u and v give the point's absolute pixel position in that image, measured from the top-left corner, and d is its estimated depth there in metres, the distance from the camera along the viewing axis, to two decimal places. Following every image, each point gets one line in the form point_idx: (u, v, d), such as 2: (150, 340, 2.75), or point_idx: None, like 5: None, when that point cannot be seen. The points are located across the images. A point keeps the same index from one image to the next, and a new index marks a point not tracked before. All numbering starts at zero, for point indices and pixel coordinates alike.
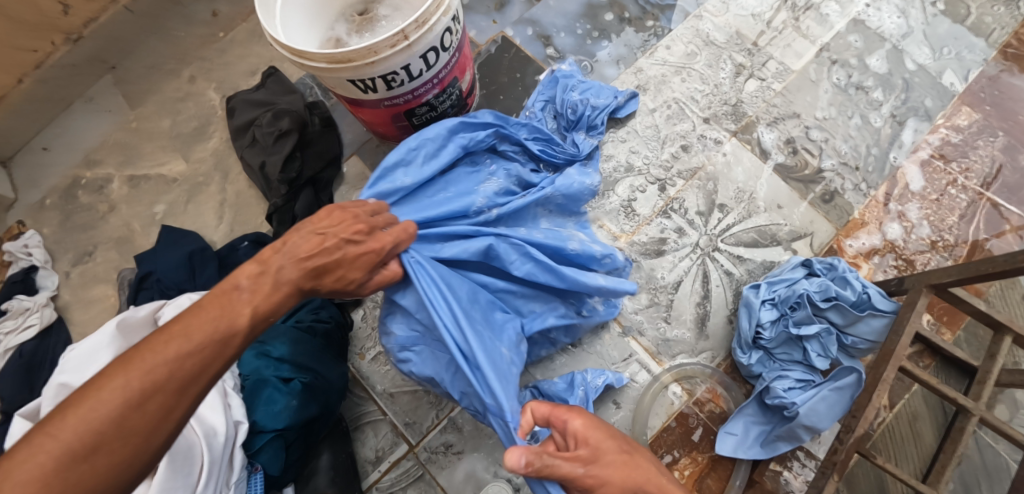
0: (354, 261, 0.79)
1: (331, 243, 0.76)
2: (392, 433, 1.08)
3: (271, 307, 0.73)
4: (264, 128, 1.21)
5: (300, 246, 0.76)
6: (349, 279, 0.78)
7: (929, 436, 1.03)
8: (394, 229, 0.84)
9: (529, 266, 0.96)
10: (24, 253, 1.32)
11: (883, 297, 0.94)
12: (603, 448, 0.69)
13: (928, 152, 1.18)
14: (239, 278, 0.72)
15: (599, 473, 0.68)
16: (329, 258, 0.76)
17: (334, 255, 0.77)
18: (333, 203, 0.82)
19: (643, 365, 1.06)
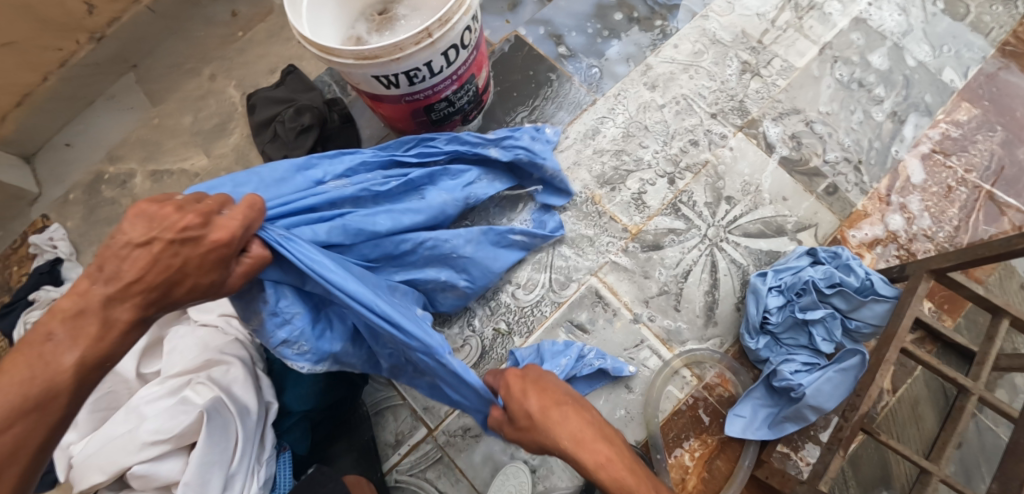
0: (199, 264, 0.70)
1: (159, 255, 0.67)
2: (411, 418, 1.12)
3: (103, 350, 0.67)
4: (286, 123, 1.24)
5: (125, 268, 0.67)
6: (205, 283, 0.71)
7: (931, 419, 1.06)
8: (234, 209, 0.73)
9: (391, 221, 0.99)
10: (50, 246, 1.36)
11: (885, 283, 0.99)
12: (517, 414, 0.82)
13: (928, 146, 1.22)
14: (52, 326, 0.65)
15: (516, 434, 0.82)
16: (166, 273, 0.68)
17: (176, 266, 0.68)
18: (151, 198, 0.71)
19: (654, 351, 1.10)
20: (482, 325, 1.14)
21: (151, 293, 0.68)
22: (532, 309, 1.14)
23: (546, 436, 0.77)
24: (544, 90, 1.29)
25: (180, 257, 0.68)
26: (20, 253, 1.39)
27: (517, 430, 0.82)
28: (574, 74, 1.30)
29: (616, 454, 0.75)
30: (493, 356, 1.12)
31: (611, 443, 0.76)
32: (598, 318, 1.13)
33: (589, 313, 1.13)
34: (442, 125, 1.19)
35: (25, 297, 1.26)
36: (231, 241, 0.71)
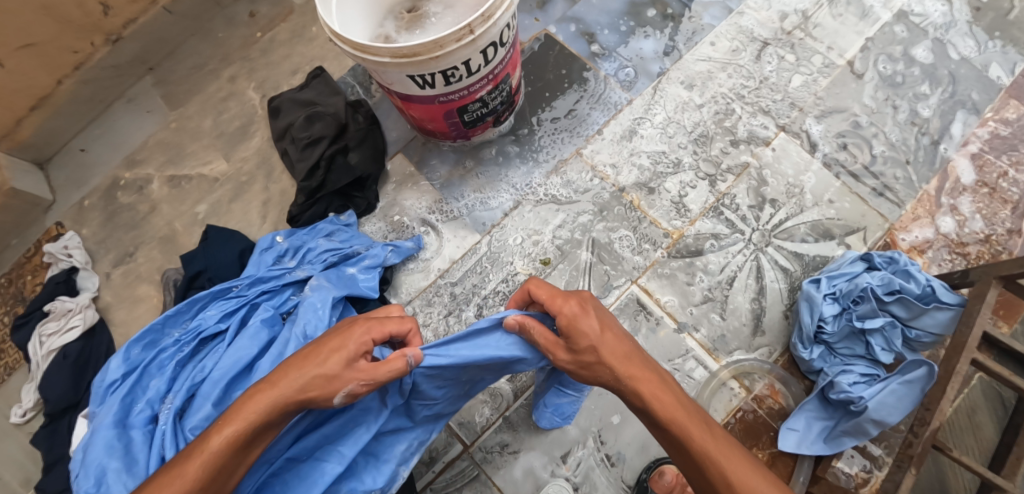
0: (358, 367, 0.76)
1: (343, 350, 0.76)
2: (446, 433, 1.07)
3: (251, 426, 0.73)
4: (297, 133, 1.22)
5: (324, 354, 0.76)
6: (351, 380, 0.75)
7: (990, 429, 1.01)
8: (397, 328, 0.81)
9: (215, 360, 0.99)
10: (65, 255, 1.32)
11: (948, 290, 0.94)
12: (578, 344, 0.76)
13: (977, 145, 1.17)
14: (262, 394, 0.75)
15: (567, 361, 0.78)
16: (337, 369, 0.75)
17: (327, 350, 0.76)
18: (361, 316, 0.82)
19: (700, 362, 1.05)
20: None
21: (319, 375, 0.75)
22: None
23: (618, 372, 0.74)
24: (577, 89, 1.25)
25: (327, 345, 0.76)
26: (34, 261, 1.36)
27: (574, 359, 0.77)
28: (608, 74, 1.26)
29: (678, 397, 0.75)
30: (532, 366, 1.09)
31: (667, 384, 0.75)
32: (641, 327, 1.09)
33: (631, 322, 1.09)
34: (474, 127, 1.15)
35: (40, 308, 1.24)
36: (369, 327, 0.78)
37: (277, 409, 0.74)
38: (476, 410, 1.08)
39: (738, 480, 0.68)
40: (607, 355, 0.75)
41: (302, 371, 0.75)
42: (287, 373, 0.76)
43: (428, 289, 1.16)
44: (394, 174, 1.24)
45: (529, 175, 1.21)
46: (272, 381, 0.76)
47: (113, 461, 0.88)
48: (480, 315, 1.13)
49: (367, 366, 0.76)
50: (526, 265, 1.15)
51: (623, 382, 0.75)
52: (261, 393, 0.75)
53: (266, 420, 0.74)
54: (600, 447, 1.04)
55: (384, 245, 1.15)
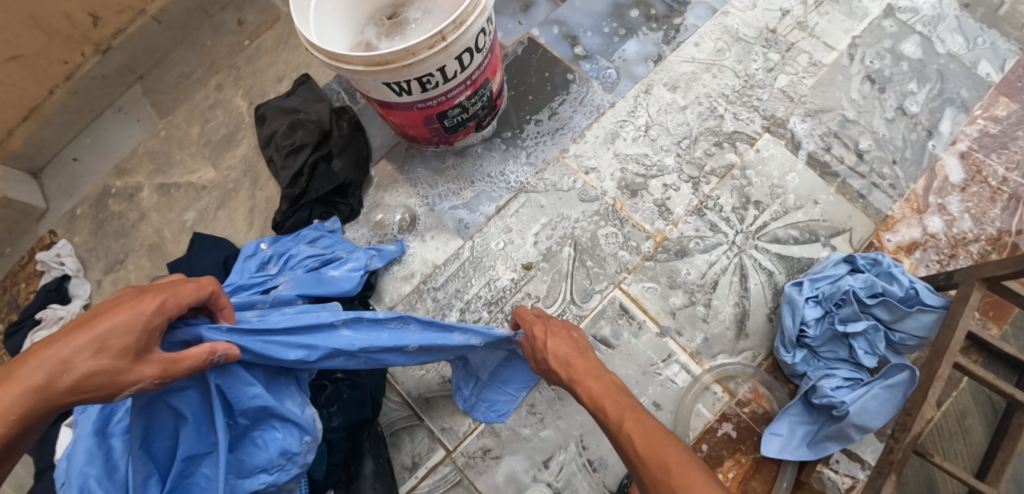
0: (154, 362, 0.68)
1: (135, 344, 0.67)
2: (428, 439, 1.07)
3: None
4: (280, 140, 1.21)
5: (107, 346, 0.65)
6: (142, 379, 0.67)
7: (980, 433, 0.99)
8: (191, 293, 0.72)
9: None
10: (57, 263, 1.33)
11: (932, 292, 0.92)
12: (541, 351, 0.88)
13: (966, 144, 1.15)
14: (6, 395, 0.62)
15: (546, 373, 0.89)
16: (122, 365, 0.66)
17: (102, 341, 0.65)
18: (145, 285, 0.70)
19: (683, 366, 1.05)
20: None
21: (97, 372, 0.65)
22: None
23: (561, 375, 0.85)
24: (560, 92, 1.25)
25: (104, 335, 0.65)
26: (27, 270, 1.36)
27: (544, 370, 0.89)
28: (590, 76, 1.25)
29: (608, 385, 0.81)
30: None
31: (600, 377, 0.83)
32: (622, 332, 1.08)
33: (613, 327, 1.08)
34: (455, 132, 1.15)
35: (33, 315, 1.25)
36: (163, 307, 0.69)
37: (37, 410, 0.63)
38: (458, 416, 1.08)
39: (643, 452, 0.72)
40: (549, 358, 0.86)
41: (62, 355, 0.64)
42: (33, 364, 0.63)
43: (411, 295, 1.16)
44: (377, 179, 1.24)
45: (513, 180, 1.20)
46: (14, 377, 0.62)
47: (91, 471, 0.75)
48: (462, 321, 1.13)
49: (160, 358, 0.69)
50: (508, 270, 1.15)
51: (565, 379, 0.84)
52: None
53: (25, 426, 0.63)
54: (582, 452, 1.04)
55: (366, 250, 1.15)
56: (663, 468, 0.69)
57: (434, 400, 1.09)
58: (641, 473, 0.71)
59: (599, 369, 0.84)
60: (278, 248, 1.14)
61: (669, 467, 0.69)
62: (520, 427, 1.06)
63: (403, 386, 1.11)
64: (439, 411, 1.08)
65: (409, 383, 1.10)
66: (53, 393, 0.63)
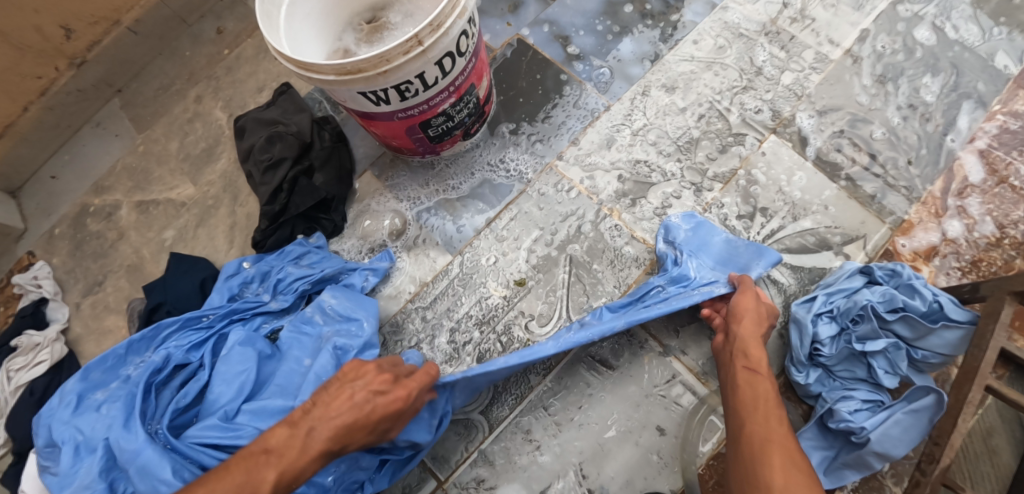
0: (383, 411, 0.84)
1: (397, 406, 0.85)
2: (419, 468, 1.01)
3: (296, 470, 0.77)
4: (257, 154, 1.13)
5: (372, 409, 0.83)
6: (380, 419, 0.84)
7: (1008, 454, 0.92)
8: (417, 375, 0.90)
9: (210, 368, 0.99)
10: (33, 286, 1.26)
11: (956, 306, 0.86)
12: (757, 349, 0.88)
13: (985, 141, 1.08)
14: (270, 441, 0.79)
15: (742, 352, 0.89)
16: (377, 418, 0.83)
17: (373, 422, 0.83)
18: (387, 365, 0.90)
19: (687, 387, 1.00)
20: None
21: (358, 422, 0.82)
22: None
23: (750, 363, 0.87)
24: (552, 97, 1.18)
25: (375, 407, 0.83)
26: (4, 293, 1.29)
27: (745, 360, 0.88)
28: (583, 78, 1.19)
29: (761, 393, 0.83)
30: (508, 397, 1.02)
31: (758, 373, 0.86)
32: (623, 352, 1.03)
33: (613, 347, 1.03)
34: (441, 141, 1.08)
35: (8, 343, 1.17)
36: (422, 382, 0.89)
37: (325, 449, 0.80)
38: (451, 444, 1.01)
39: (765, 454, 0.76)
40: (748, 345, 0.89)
41: (336, 420, 0.81)
42: (323, 410, 0.82)
43: (398, 315, 1.09)
44: (361, 192, 1.18)
45: (513, 173, 1.15)
46: (316, 424, 0.81)
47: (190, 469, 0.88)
48: (452, 342, 1.06)
49: (397, 423, 0.87)
50: (500, 287, 1.08)
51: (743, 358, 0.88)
52: (304, 438, 0.79)
53: (300, 472, 0.78)
54: (582, 481, 0.97)
55: (362, 270, 1.10)
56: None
57: None
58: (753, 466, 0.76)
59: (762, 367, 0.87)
60: (276, 259, 1.11)
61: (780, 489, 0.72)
62: (515, 455, 0.99)
63: None
64: None
65: None
66: (337, 450, 0.81)
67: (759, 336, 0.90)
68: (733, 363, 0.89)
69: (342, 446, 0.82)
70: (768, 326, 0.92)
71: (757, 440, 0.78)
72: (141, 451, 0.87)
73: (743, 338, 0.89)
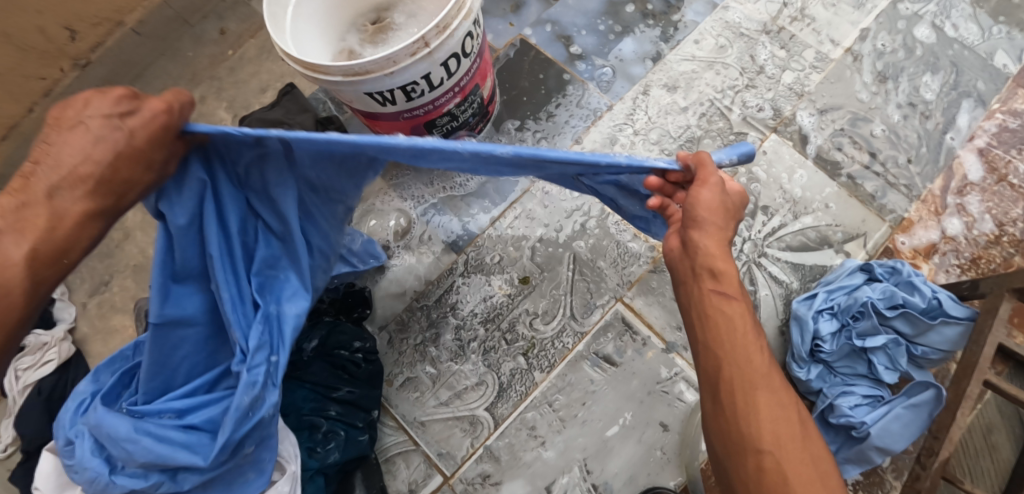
0: (150, 140, 0.56)
1: (165, 138, 0.57)
2: (424, 464, 1.02)
3: (58, 242, 0.55)
4: None
5: (120, 142, 0.55)
6: (149, 165, 0.57)
7: (1008, 449, 0.93)
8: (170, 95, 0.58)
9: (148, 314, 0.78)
10: None
11: (956, 303, 0.87)
12: (717, 255, 0.63)
13: (984, 140, 1.09)
14: None
15: (711, 264, 0.63)
16: (137, 153, 0.56)
17: (140, 152, 0.56)
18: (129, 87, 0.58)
19: (689, 383, 1.01)
20: (498, 362, 1.05)
21: (108, 166, 0.55)
22: (552, 342, 1.05)
23: (726, 285, 0.63)
24: (555, 96, 1.19)
25: (129, 141, 0.55)
26: None
27: (716, 279, 0.63)
28: (585, 77, 1.19)
29: (736, 320, 0.63)
30: (512, 394, 1.03)
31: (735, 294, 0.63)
32: (626, 349, 1.04)
33: (616, 343, 1.04)
34: (445, 141, 1.09)
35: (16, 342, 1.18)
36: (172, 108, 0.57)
37: (87, 210, 0.55)
38: (456, 440, 1.02)
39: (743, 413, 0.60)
40: (710, 255, 0.64)
41: (72, 167, 0.55)
42: (55, 159, 0.54)
43: (403, 313, 1.10)
44: (366, 192, 1.19)
45: None
46: (56, 181, 0.54)
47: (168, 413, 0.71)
48: (458, 340, 1.07)
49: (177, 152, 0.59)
50: (504, 285, 1.09)
51: (705, 278, 0.64)
52: (46, 203, 0.54)
53: (67, 239, 0.55)
54: (586, 476, 0.98)
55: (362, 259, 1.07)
56: (760, 469, 0.59)
57: (430, 424, 1.04)
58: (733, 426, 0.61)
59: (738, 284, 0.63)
60: None
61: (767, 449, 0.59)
62: (520, 451, 1.00)
63: (398, 409, 1.05)
64: (435, 435, 1.03)
65: (403, 406, 1.05)
66: (112, 205, 0.57)
67: (726, 241, 0.65)
68: (699, 283, 0.65)
69: (116, 200, 0.57)
70: (735, 217, 0.67)
71: (739, 389, 0.61)
72: (102, 422, 0.67)
73: (706, 251, 0.64)
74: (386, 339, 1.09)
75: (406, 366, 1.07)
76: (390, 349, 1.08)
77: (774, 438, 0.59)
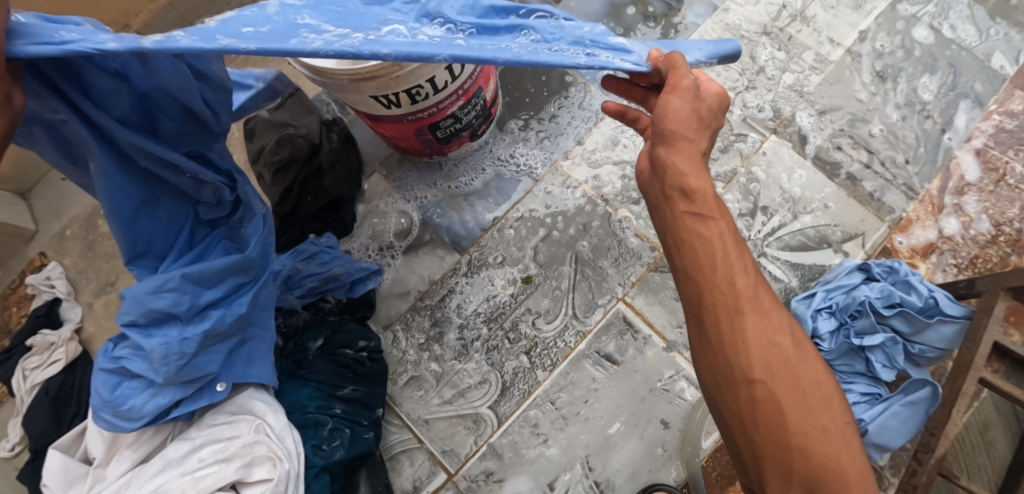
0: None
1: None
2: (429, 462, 1.03)
3: None
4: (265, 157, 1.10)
5: None
6: None
7: (1004, 445, 0.95)
8: None
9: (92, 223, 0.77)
10: (47, 286, 1.27)
11: (953, 302, 0.88)
12: (689, 174, 0.64)
13: (982, 140, 1.10)
14: None
15: (676, 182, 0.64)
16: None
17: None
18: None
19: (691, 382, 1.02)
20: (501, 360, 1.07)
21: None
22: (555, 341, 1.07)
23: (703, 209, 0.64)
24: (558, 97, 1.20)
25: None
26: (17, 294, 1.30)
27: (689, 202, 0.64)
28: (587, 79, 1.21)
29: (711, 237, 0.64)
30: (515, 393, 1.05)
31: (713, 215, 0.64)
32: (627, 348, 1.05)
33: (618, 342, 1.05)
34: (448, 143, 1.10)
35: (24, 342, 1.19)
36: None
37: None
38: (460, 437, 1.04)
39: (733, 343, 0.62)
40: (681, 177, 0.64)
41: None
42: None
43: (408, 312, 1.12)
44: (371, 193, 1.20)
45: (523, 166, 1.17)
46: None
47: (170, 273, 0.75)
48: (461, 339, 1.09)
49: None
50: (507, 284, 1.11)
51: (683, 201, 0.64)
52: None
53: None
54: (589, 473, 1.00)
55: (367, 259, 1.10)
56: (753, 399, 0.62)
57: (434, 422, 1.05)
58: (717, 353, 0.63)
59: (714, 203, 0.64)
60: None
61: (760, 376, 0.62)
62: (523, 449, 1.02)
63: (402, 407, 1.07)
64: (439, 433, 1.04)
65: (407, 404, 1.06)
66: None
67: (698, 155, 0.65)
68: (671, 206, 0.65)
69: None
70: (708, 126, 0.65)
71: (726, 319, 0.62)
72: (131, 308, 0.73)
73: (679, 172, 0.64)
74: (391, 338, 1.10)
75: (410, 365, 1.09)
76: (395, 348, 1.10)
77: (765, 366, 0.62)
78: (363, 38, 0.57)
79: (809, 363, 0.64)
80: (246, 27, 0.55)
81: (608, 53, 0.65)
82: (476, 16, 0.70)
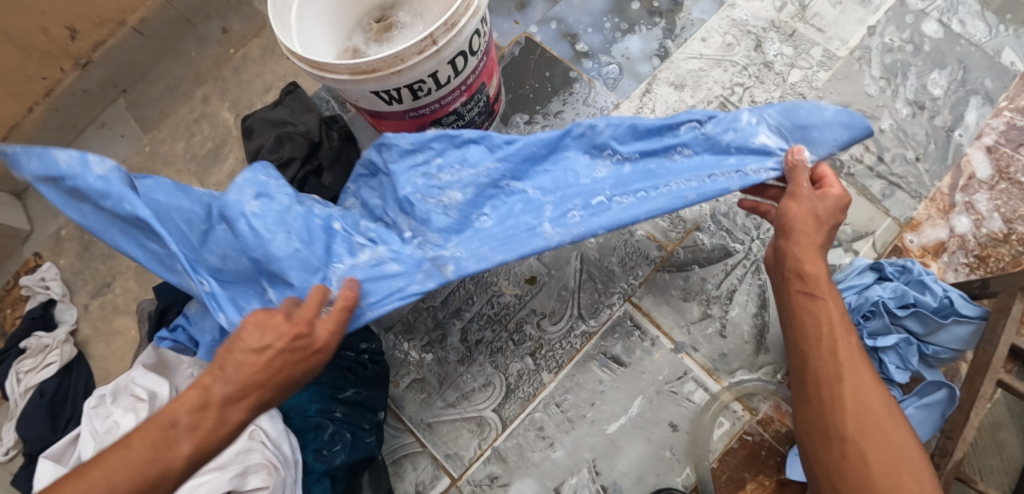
0: None
1: None
2: (432, 466, 1.01)
3: None
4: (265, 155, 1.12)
5: None
6: None
7: (1017, 447, 0.93)
8: None
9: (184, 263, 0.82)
10: (41, 287, 1.25)
11: (968, 302, 0.87)
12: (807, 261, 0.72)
13: (992, 137, 1.09)
14: None
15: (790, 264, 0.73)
16: None
17: None
18: None
19: (699, 384, 1.01)
20: (506, 362, 1.05)
21: None
22: (560, 342, 1.05)
23: (810, 287, 0.71)
24: (562, 94, 1.18)
25: None
26: (11, 296, 1.28)
27: (802, 285, 0.72)
28: (592, 76, 1.19)
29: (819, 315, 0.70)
30: (520, 395, 1.03)
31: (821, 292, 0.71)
32: (635, 349, 1.03)
33: (625, 343, 1.04)
34: None
35: (17, 344, 1.15)
36: None
37: None
38: (463, 441, 1.02)
39: (822, 397, 0.67)
40: (789, 264, 0.73)
41: None
42: None
43: (410, 313, 1.09)
44: None
45: None
46: None
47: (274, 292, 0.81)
48: (465, 341, 1.07)
49: None
50: (511, 285, 1.09)
51: (791, 283, 0.73)
52: None
53: None
54: (596, 477, 0.98)
55: None
56: (844, 457, 0.64)
57: (438, 425, 1.03)
58: (811, 409, 0.68)
59: (826, 285, 0.71)
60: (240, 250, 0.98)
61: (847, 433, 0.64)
62: (529, 452, 1.00)
63: (405, 410, 1.05)
64: (443, 436, 1.03)
65: (410, 408, 1.05)
66: None
67: (817, 246, 0.73)
68: (787, 286, 0.73)
69: None
70: (826, 222, 0.74)
71: (822, 381, 0.67)
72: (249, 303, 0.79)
73: (795, 255, 0.73)
74: (392, 340, 1.08)
75: (413, 367, 1.07)
76: (398, 350, 1.08)
77: (858, 426, 0.64)
78: (551, 214, 0.82)
79: (904, 434, 0.64)
80: (486, 224, 0.82)
81: (754, 164, 0.80)
82: (636, 138, 0.84)
